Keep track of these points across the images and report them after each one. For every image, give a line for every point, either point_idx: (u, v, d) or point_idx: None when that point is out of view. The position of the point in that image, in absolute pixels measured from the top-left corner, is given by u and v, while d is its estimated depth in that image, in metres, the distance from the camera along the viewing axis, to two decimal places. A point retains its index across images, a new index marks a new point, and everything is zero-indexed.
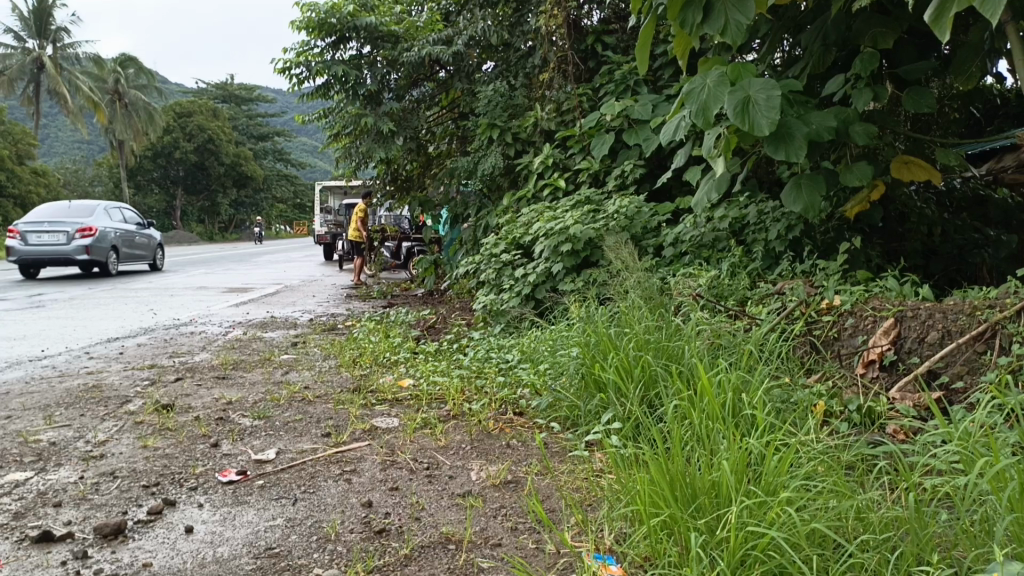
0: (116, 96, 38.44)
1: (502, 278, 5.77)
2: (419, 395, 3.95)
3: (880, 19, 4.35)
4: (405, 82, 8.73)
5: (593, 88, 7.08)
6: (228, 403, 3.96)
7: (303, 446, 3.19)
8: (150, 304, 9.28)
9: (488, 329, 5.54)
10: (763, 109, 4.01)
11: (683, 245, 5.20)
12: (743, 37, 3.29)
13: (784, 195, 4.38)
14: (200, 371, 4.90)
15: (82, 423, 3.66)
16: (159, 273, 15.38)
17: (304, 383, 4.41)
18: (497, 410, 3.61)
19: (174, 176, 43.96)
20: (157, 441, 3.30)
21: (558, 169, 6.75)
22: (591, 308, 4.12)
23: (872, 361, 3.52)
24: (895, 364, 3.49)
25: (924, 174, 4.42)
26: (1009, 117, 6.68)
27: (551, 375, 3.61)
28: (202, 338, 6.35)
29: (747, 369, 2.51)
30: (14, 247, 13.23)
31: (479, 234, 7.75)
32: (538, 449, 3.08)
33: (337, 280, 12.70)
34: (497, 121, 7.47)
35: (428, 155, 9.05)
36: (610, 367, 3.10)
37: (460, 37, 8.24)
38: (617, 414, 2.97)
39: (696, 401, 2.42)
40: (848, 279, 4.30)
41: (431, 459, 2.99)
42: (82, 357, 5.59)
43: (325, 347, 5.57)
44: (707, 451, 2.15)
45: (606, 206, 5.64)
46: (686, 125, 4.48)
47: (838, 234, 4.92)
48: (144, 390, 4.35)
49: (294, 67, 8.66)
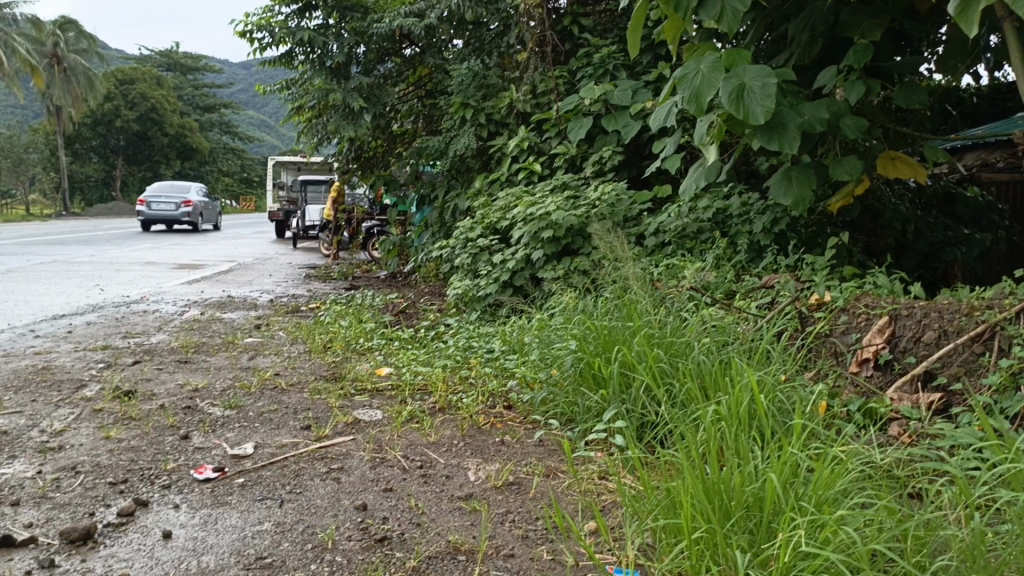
0: (56, 61, 36.83)
1: (478, 263, 5.61)
2: (399, 386, 3.76)
3: (869, 11, 4.27)
4: (373, 55, 8.45)
5: (570, 70, 6.91)
6: (194, 391, 3.72)
7: (282, 440, 3.00)
8: (96, 279, 8.89)
9: (463, 317, 5.39)
10: (758, 98, 3.85)
11: (666, 235, 5.06)
12: (736, 25, 3.75)
13: (774, 187, 4.23)
14: (159, 353, 4.62)
15: (34, 409, 3.38)
16: (103, 245, 14.82)
17: (275, 369, 4.19)
18: (485, 403, 3.45)
19: (115, 146, 42.50)
20: (120, 432, 3.06)
21: (533, 153, 6.61)
22: (580, 300, 3.98)
23: (866, 359, 3.22)
24: (890, 364, 3.21)
25: (908, 172, 4.33)
26: (965, 116, 6.79)
27: (543, 368, 3.46)
28: (159, 318, 6.06)
29: (773, 376, 2.36)
30: (144, 211, 19.92)
31: (447, 217, 7.57)
32: (535, 448, 2.91)
33: (293, 259, 12.37)
34: (470, 100, 7.29)
35: (391, 132, 8.77)
36: (613, 362, 2.95)
37: (432, 11, 7.97)
38: (620, 413, 2.82)
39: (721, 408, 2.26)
40: (836, 274, 4.17)
41: (423, 457, 2.82)
42: (27, 335, 5.24)
43: (291, 331, 5.35)
44: (741, 460, 1.97)
45: (587, 192, 5.49)
46: (677, 111, 4.32)
47: (819, 228, 4.84)
48: (99, 373, 4.06)
49: (256, 32, 8.27)
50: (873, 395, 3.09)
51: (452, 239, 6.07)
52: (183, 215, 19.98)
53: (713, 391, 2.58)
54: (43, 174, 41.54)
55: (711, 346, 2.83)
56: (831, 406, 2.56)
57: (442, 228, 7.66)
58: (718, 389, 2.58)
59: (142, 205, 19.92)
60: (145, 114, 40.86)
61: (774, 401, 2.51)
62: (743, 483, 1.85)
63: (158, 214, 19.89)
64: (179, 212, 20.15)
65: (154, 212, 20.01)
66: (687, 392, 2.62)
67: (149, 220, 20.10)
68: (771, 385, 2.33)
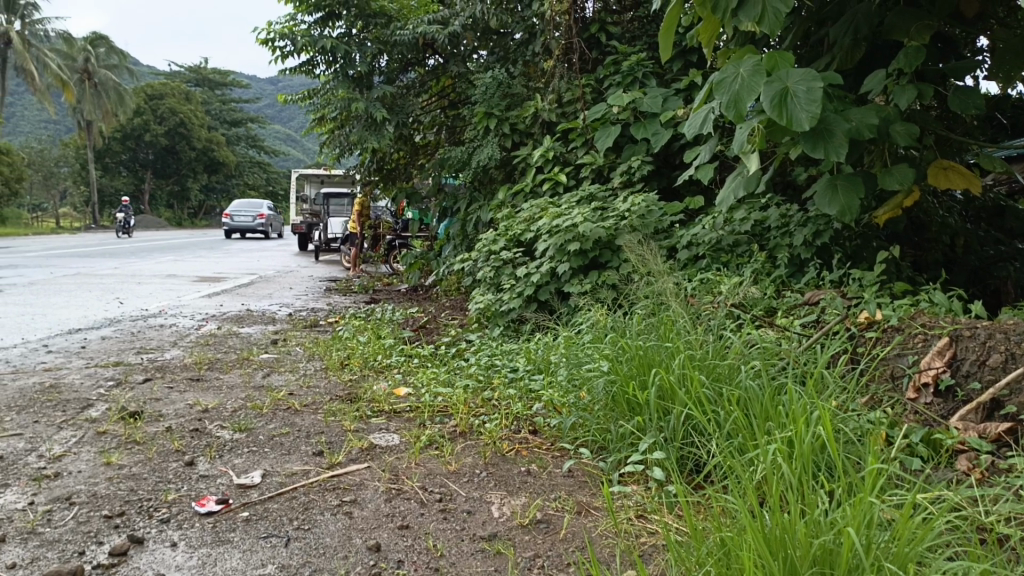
0: (86, 75, 37.13)
1: (501, 277, 5.38)
2: (418, 408, 3.53)
3: (916, 14, 4.05)
4: (397, 65, 8.30)
5: (597, 78, 6.70)
6: (203, 412, 3.52)
7: (293, 468, 2.79)
8: (116, 292, 8.76)
9: (486, 333, 5.18)
10: (803, 102, 3.63)
11: (699, 248, 4.82)
12: (779, 25, 3.54)
13: (818, 197, 4.00)
14: (172, 370, 4.44)
15: (35, 431, 3.20)
16: (124, 258, 14.75)
17: (290, 389, 3.98)
18: (509, 428, 3.22)
19: (144, 159, 42.90)
20: (122, 458, 2.87)
21: (558, 163, 6.39)
22: (611, 317, 3.75)
23: (924, 385, 2.95)
24: (951, 390, 2.93)
25: (963, 182, 4.05)
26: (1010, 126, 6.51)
27: (573, 390, 3.23)
28: (175, 332, 5.89)
29: (836, 412, 2.14)
30: (227, 223, 25.12)
31: (469, 229, 7.36)
32: (564, 479, 2.68)
33: (313, 272, 12.25)
34: (494, 110, 7.10)
35: (414, 144, 8.64)
36: (650, 386, 2.72)
37: (456, 18, 7.81)
38: (658, 444, 2.60)
39: (780, 447, 2.04)
40: (885, 291, 3.93)
41: (442, 488, 2.60)
42: (39, 350, 5.08)
43: (308, 346, 5.16)
44: (805, 508, 1.76)
45: (615, 203, 5.22)
46: (714, 118, 4.10)
47: (864, 242, 4.59)
48: (108, 392, 3.88)
49: (278, 40, 8.16)
50: (935, 423, 2.82)
51: (475, 251, 5.86)
52: (261, 226, 25.46)
53: (767, 423, 2.36)
54: (73, 188, 42.02)
55: (760, 373, 2.60)
56: (894, 440, 2.33)
57: (464, 240, 7.46)
58: (771, 421, 2.36)
59: (225, 217, 24.94)
60: (173, 128, 41.25)
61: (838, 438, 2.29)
62: (810, 536, 1.64)
63: (242, 226, 25.66)
64: (255, 223, 25.79)
65: (238, 224, 25.72)
66: (736, 424, 2.40)
67: (233, 230, 25.52)
68: (833, 422, 2.11)
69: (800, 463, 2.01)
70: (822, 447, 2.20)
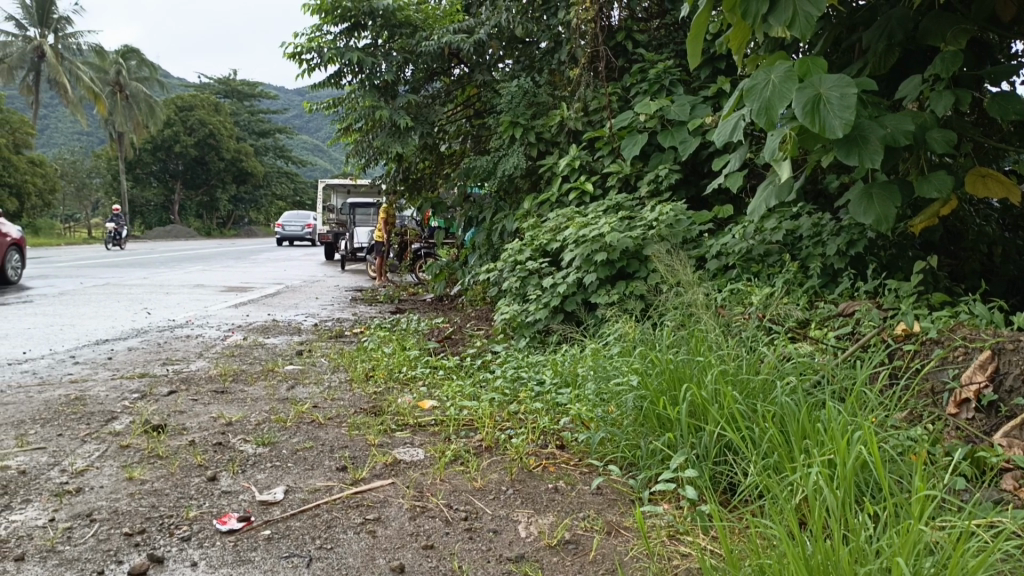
0: (118, 88, 37.69)
1: (527, 287, 5.32)
2: (443, 421, 3.48)
3: (951, 18, 3.95)
4: (422, 74, 8.30)
5: (624, 87, 6.64)
6: (227, 425, 3.50)
7: (316, 484, 2.74)
8: (143, 303, 8.81)
9: (512, 344, 5.12)
10: (836, 109, 3.54)
11: (729, 257, 4.74)
12: (811, 30, 3.45)
13: (852, 206, 3.90)
14: (197, 383, 4.42)
15: (59, 445, 3.19)
16: (154, 268, 14.86)
17: (313, 401, 3.94)
18: (536, 442, 3.15)
19: (173, 170, 43.42)
20: (144, 473, 2.84)
21: (585, 172, 6.32)
22: (639, 329, 3.67)
23: (966, 400, 2.85)
24: (994, 406, 2.83)
25: (1002, 190, 3.93)
26: None
27: (602, 404, 3.16)
28: (200, 343, 5.89)
29: (878, 433, 2.07)
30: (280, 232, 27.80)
31: (494, 239, 7.32)
32: (592, 497, 2.61)
33: (339, 282, 12.25)
34: (520, 119, 7.06)
35: (440, 153, 8.63)
36: (682, 402, 2.64)
37: (482, 27, 7.80)
38: (690, 461, 2.52)
39: (821, 471, 1.97)
40: (922, 301, 3.83)
41: (468, 506, 2.54)
42: (66, 362, 5.09)
43: (333, 357, 5.13)
44: (850, 534, 1.71)
45: (643, 213, 5.14)
46: (744, 126, 4.01)
47: (898, 251, 4.49)
48: (133, 405, 3.86)
49: (305, 52, 8.19)
50: (978, 439, 2.72)
51: (501, 261, 5.80)
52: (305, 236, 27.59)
53: (803, 442, 2.29)
54: (104, 199, 42.61)
55: (796, 389, 2.52)
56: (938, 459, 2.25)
57: (489, 250, 7.41)
58: (809, 440, 2.28)
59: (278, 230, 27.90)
60: (203, 139, 41.74)
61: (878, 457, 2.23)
62: (854, 565, 1.60)
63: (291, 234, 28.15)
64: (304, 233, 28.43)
65: (288, 233, 28.52)
66: (772, 442, 2.32)
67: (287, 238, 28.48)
68: (875, 443, 2.04)
69: (842, 487, 1.95)
70: (865, 467, 2.13)
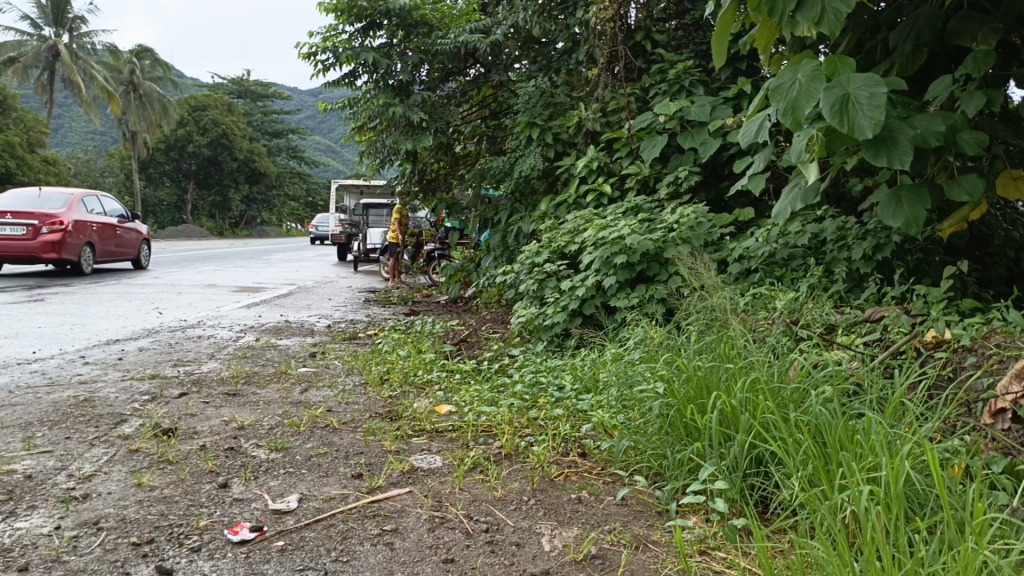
0: (132, 87, 37.75)
1: (544, 289, 5.23)
2: (461, 427, 3.39)
3: (983, 18, 3.85)
4: (438, 74, 8.22)
5: (642, 87, 6.55)
6: (239, 429, 3.42)
7: (331, 492, 2.66)
8: (154, 302, 8.75)
9: (530, 347, 5.04)
10: (865, 109, 3.44)
11: (752, 261, 4.63)
12: (840, 26, 3.37)
13: (880, 208, 3.79)
14: (208, 385, 4.34)
15: (67, 448, 3.11)
16: (167, 267, 14.83)
17: (328, 405, 3.86)
18: (556, 450, 3.06)
19: (186, 170, 43.52)
20: (154, 479, 2.77)
21: (602, 174, 6.22)
22: (663, 334, 3.57)
23: (1001, 410, 2.73)
24: None
25: None
26: None
27: (626, 411, 3.06)
28: (212, 344, 5.82)
29: (924, 447, 1.97)
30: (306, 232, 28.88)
31: (510, 240, 7.23)
32: (617, 509, 2.51)
33: (353, 282, 12.18)
34: (537, 119, 6.96)
35: (455, 154, 8.56)
36: (711, 411, 2.54)
37: (499, 27, 7.72)
38: (720, 473, 2.43)
39: (866, 490, 1.87)
40: (952, 307, 3.72)
41: (489, 517, 2.45)
42: (76, 362, 5.03)
43: (346, 360, 5.05)
44: (904, 563, 1.63)
45: (663, 215, 5.04)
46: (770, 126, 3.91)
47: (925, 256, 4.39)
48: (143, 408, 3.79)
49: (319, 52, 8.13)
50: (1014, 451, 2.60)
51: (517, 263, 5.71)
52: None
53: (840, 452, 2.18)
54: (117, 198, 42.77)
55: (830, 396, 2.41)
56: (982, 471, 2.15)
57: (505, 251, 7.33)
58: (846, 450, 2.18)
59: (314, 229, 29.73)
60: (216, 139, 41.85)
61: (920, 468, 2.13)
62: None
63: None
64: None
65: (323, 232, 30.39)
66: (806, 453, 2.22)
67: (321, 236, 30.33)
68: (918, 457, 1.94)
69: (887, 504, 1.85)
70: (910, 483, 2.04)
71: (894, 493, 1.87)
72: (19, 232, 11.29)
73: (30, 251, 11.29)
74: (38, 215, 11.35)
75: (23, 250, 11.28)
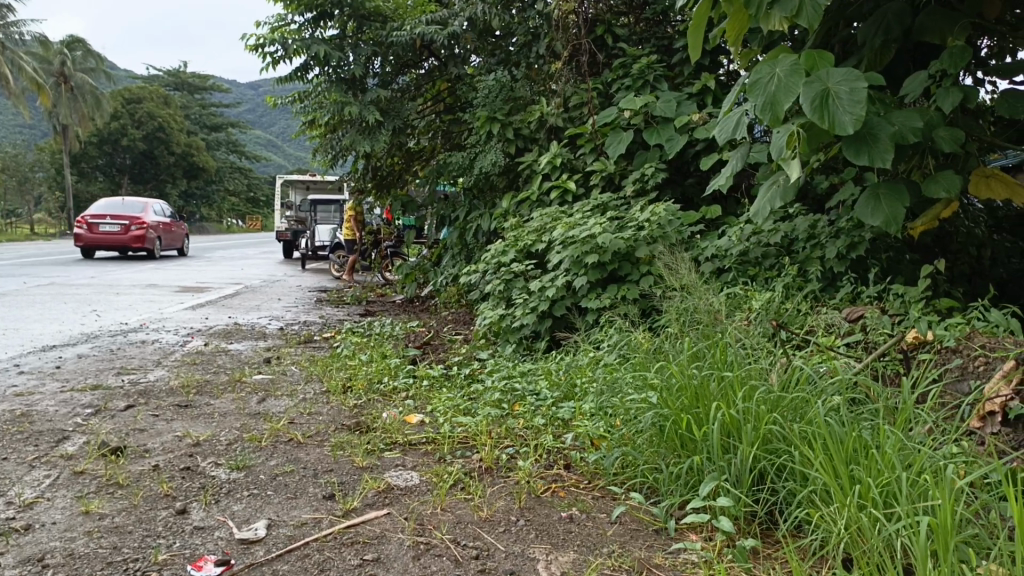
0: (63, 78, 36.22)
1: (511, 290, 5.05)
2: (436, 440, 3.20)
3: (958, 13, 3.78)
4: (392, 67, 7.96)
5: (604, 82, 6.42)
6: (195, 446, 3.17)
7: (302, 517, 2.44)
8: (93, 304, 8.33)
9: (497, 350, 4.87)
10: (845, 104, 3.33)
11: (725, 260, 4.53)
12: (818, 19, 3.33)
13: (858, 206, 3.65)
14: (157, 395, 4.06)
15: (3, 471, 2.83)
16: (104, 265, 14.25)
17: (290, 416, 3.63)
18: (540, 463, 2.89)
19: (121, 164, 42.10)
20: (103, 505, 2.52)
21: (565, 170, 6.07)
22: (647, 340, 3.43)
23: (991, 414, 2.53)
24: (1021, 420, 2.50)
25: (1005, 191, 3.74)
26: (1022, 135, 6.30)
27: (614, 420, 2.90)
28: (159, 349, 5.51)
29: (954, 469, 1.77)
30: None
31: (469, 238, 7.04)
32: (612, 528, 2.35)
33: (301, 281, 11.81)
34: (496, 114, 6.78)
35: (408, 150, 8.33)
36: (708, 422, 2.38)
37: (456, 19, 7.51)
38: (722, 490, 2.26)
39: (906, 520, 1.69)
40: (929, 306, 3.63)
41: (478, 541, 2.28)
42: (11, 372, 4.69)
43: (305, 366, 4.80)
44: None
45: (632, 213, 4.91)
46: (748, 123, 3.80)
47: (897, 255, 4.32)
48: (86, 423, 3.50)
49: (268, 44, 7.82)
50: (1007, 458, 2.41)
51: (481, 263, 5.52)
52: None
53: (850, 467, 2.00)
54: (48, 194, 41.18)
55: (838, 404, 2.23)
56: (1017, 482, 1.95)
57: (464, 249, 7.19)
58: (857, 464, 1.99)
59: None
60: (152, 133, 40.60)
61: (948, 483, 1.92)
62: None
63: None
64: None
65: None
66: (816, 468, 2.05)
67: None
68: (948, 482, 1.74)
69: (916, 539, 1.67)
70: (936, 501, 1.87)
71: (927, 525, 1.67)
72: (116, 229, 15.62)
73: (123, 243, 15.66)
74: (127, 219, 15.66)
75: (117, 242, 15.61)
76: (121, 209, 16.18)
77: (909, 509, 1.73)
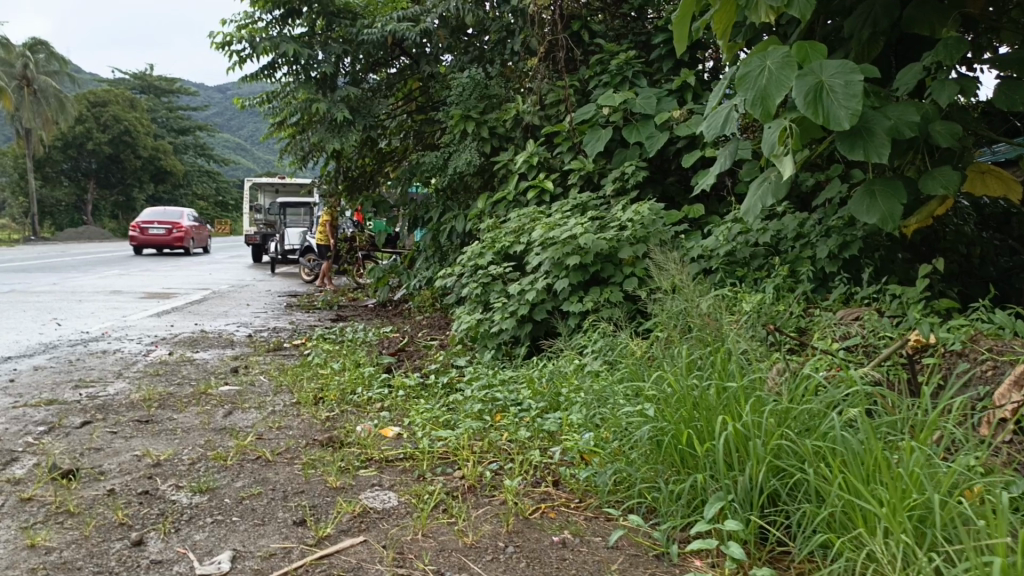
0: (26, 82, 35.39)
1: (489, 294, 4.86)
2: (414, 456, 3.00)
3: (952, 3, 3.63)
4: (363, 65, 7.73)
5: (582, 79, 6.26)
6: (154, 466, 2.94)
7: (270, 547, 2.23)
8: (54, 312, 8.02)
9: (475, 357, 4.68)
10: (840, 98, 3.15)
11: (712, 261, 4.38)
12: (809, 10, 3.19)
13: (853, 203, 3.51)
14: (116, 410, 3.82)
15: None
16: (67, 272, 13.82)
17: (258, 430, 3.41)
18: (527, 480, 2.71)
19: (86, 168, 41.25)
20: (50, 537, 2.29)
21: (542, 169, 5.89)
22: (637, 347, 3.26)
23: (1002, 422, 2.38)
24: None
25: (1000, 189, 3.63)
26: None
27: (606, 433, 2.72)
28: (120, 360, 5.26)
29: (1001, 496, 1.61)
30: None
31: (444, 240, 6.83)
32: (609, 555, 2.16)
33: (271, 286, 11.49)
34: (471, 112, 6.57)
35: (379, 150, 8.08)
36: (711, 437, 2.21)
37: (428, 15, 7.30)
38: (729, 512, 2.09)
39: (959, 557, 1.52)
40: (927, 307, 3.48)
41: (463, 571, 2.08)
42: None
43: (274, 375, 4.57)
44: None
45: (613, 212, 4.73)
46: (736, 118, 3.63)
47: (889, 255, 4.17)
48: (37, 442, 3.25)
49: (234, 42, 7.58)
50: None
51: (457, 265, 5.32)
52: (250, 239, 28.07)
53: (872, 486, 1.83)
54: (10, 199, 40.26)
55: (852, 415, 2.06)
56: None
57: (438, 252, 7.00)
58: (880, 483, 1.82)
59: None
60: (118, 137, 39.82)
61: (981, 505, 1.75)
62: None
63: None
64: None
65: None
66: (837, 490, 1.88)
67: None
68: (1001, 515, 1.57)
69: None
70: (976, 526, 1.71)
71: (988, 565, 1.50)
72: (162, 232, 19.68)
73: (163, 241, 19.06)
74: (170, 224, 19.83)
75: (162, 241, 19.65)
76: (164, 214, 20.47)
77: (970, 550, 1.55)
